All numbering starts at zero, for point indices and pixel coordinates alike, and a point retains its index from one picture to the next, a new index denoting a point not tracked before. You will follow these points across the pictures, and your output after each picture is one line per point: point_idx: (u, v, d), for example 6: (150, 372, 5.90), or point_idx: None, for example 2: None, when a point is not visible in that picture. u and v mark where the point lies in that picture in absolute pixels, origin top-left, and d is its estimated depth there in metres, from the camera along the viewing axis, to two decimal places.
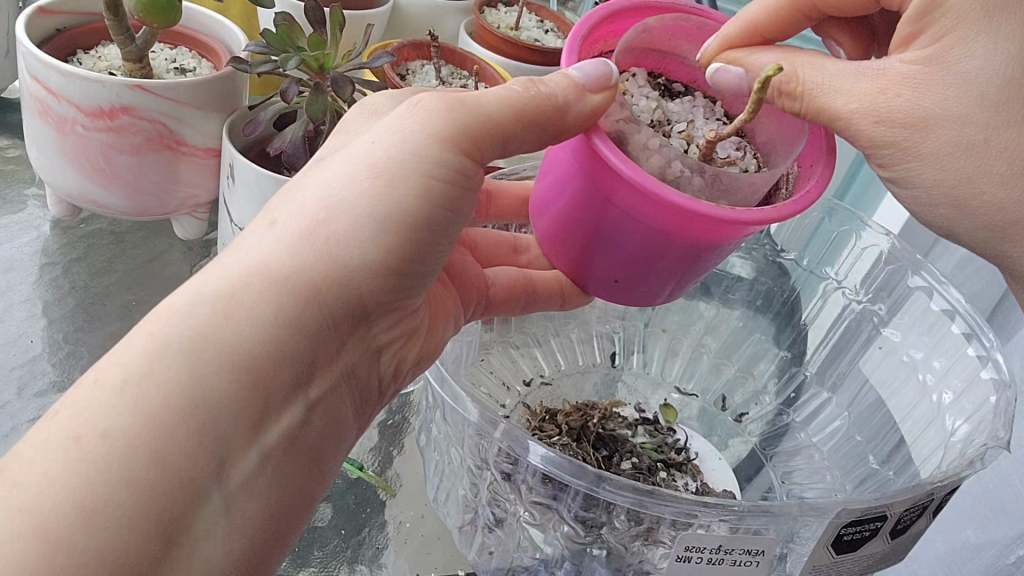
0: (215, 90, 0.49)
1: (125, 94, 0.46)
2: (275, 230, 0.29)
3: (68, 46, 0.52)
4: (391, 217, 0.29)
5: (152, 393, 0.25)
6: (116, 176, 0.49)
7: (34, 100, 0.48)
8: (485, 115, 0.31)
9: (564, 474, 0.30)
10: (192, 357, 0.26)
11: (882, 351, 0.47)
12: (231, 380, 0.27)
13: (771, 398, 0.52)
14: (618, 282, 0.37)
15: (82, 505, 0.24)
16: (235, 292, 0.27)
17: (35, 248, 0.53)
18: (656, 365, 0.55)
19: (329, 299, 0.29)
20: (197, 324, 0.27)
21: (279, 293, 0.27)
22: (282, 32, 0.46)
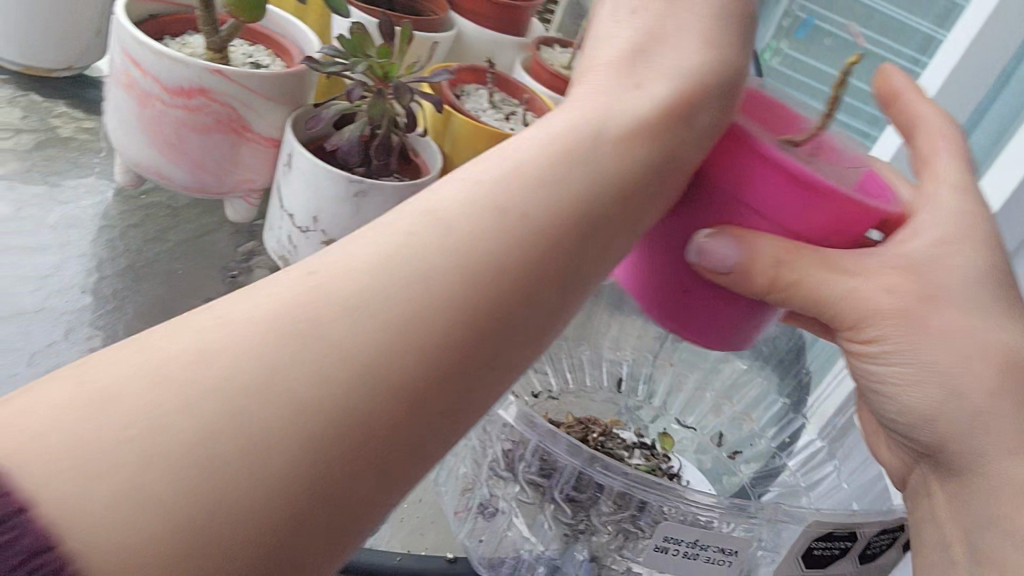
0: (285, 84, 0.53)
1: (204, 76, 0.50)
2: (522, 155, 0.31)
3: (157, 30, 0.57)
4: (618, 162, 0.32)
5: (376, 283, 0.26)
6: (182, 151, 0.53)
7: (121, 74, 0.52)
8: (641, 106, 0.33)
9: (563, 454, 0.34)
10: (456, 250, 0.28)
11: None
12: (458, 278, 0.27)
13: (766, 441, 0.53)
14: (687, 291, 0.39)
15: (348, 398, 0.24)
16: (473, 202, 0.29)
17: (97, 210, 0.56)
18: (660, 397, 0.57)
19: (580, 225, 0.30)
20: (438, 220, 0.29)
21: (529, 197, 0.29)
22: (354, 39, 0.50)
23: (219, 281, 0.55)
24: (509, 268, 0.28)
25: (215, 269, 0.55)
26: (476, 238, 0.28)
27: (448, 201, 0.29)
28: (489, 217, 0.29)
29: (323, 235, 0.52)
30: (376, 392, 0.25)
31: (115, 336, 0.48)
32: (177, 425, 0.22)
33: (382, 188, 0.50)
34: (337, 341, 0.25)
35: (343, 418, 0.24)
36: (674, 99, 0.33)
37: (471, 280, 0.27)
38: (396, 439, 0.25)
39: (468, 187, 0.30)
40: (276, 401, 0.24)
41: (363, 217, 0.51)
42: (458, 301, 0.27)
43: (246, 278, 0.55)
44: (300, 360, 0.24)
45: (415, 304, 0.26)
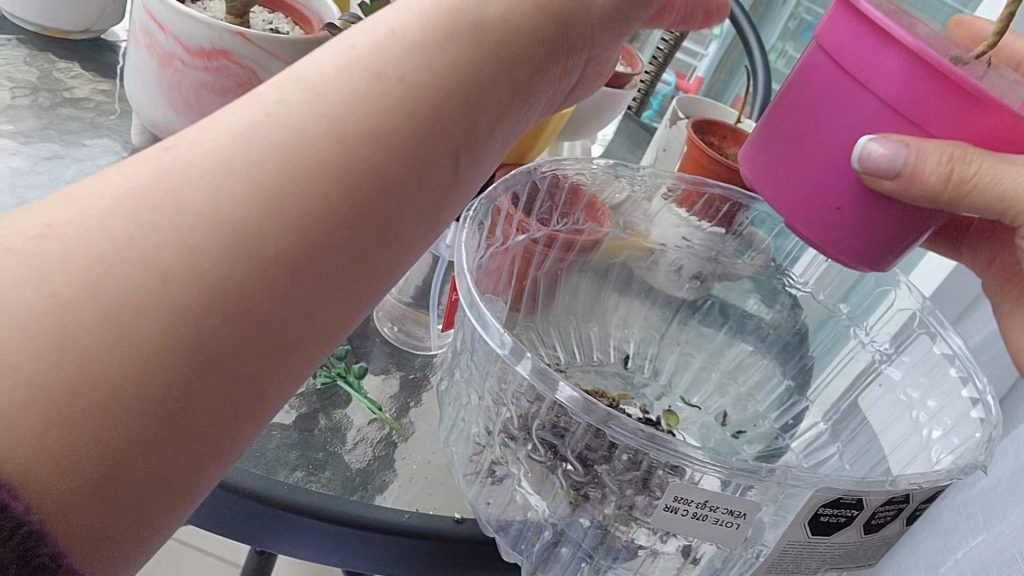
0: (305, 52, 0.53)
1: (226, 39, 0.50)
2: (440, 51, 0.31)
3: None
4: (429, 48, 0.32)
5: (233, 160, 0.28)
6: (199, 112, 0.53)
7: (143, 33, 0.53)
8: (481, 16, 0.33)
9: (578, 411, 0.34)
10: (327, 119, 0.29)
11: (882, 389, 0.50)
12: (326, 145, 0.29)
13: (769, 422, 0.54)
14: (840, 207, 0.41)
15: (164, 246, 0.26)
16: (350, 74, 0.30)
17: (113, 168, 0.57)
18: (665, 375, 0.57)
19: (420, 104, 0.31)
20: (297, 94, 0.30)
21: (448, 81, 0.31)
22: (376, 5, 0.51)
23: None
24: (409, 140, 0.30)
25: None
26: (340, 102, 0.30)
27: (307, 69, 0.31)
28: (345, 83, 0.30)
29: None
30: (268, 256, 0.27)
31: None
32: (115, 291, 0.25)
33: None
34: (187, 202, 0.27)
35: (193, 265, 0.26)
36: (549, 11, 0.36)
37: (379, 158, 0.30)
38: (264, 263, 0.27)
39: (353, 50, 0.31)
40: (157, 263, 0.25)
41: None
42: (347, 170, 0.29)
43: None
44: (177, 218, 0.26)
45: (325, 159, 0.29)
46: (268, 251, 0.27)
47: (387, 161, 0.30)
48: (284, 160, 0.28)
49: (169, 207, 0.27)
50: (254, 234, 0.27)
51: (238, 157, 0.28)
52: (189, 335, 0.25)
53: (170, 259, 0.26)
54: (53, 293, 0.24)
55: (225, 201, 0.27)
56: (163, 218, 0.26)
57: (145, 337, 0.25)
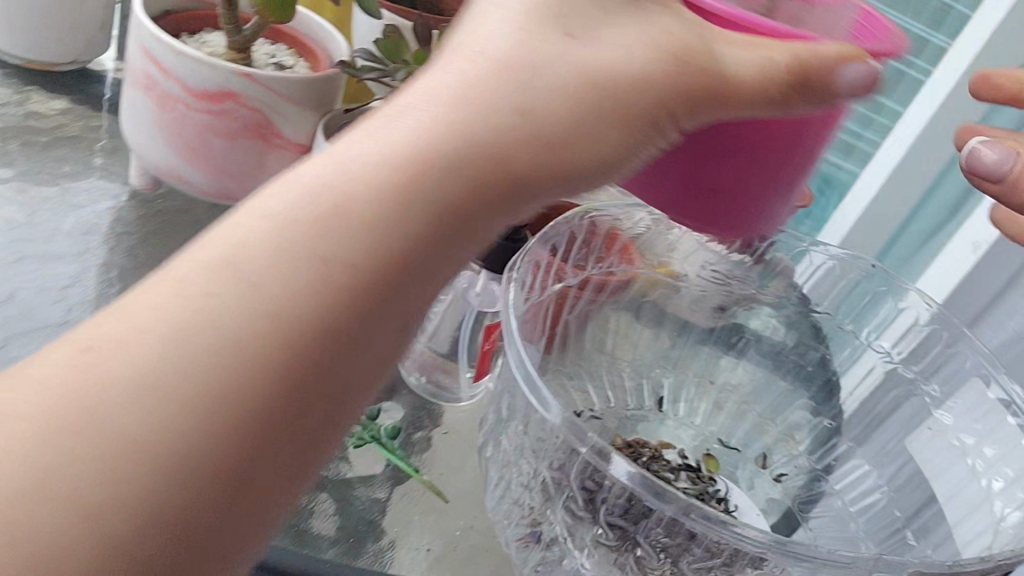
0: (315, 91, 0.50)
1: (232, 80, 0.47)
2: (560, 64, 0.29)
3: (175, 27, 0.54)
4: (405, 180, 0.27)
5: (294, 226, 0.26)
6: (205, 157, 0.51)
7: (140, 75, 0.50)
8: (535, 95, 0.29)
9: (647, 493, 0.32)
10: (352, 178, 0.27)
11: (932, 433, 0.48)
12: (180, 399, 0.23)
13: (809, 462, 0.53)
14: (758, 218, 0.38)
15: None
16: (446, 128, 0.28)
17: (113, 214, 0.53)
18: (701, 416, 0.56)
19: (419, 208, 0.27)
20: (353, 158, 0.27)
21: (558, 71, 0.29)
22: (392, 42, 0.49)
23: None
24: (395, 266, 0.27)
25: None
26: (489, 133, 0.28)
27: (352, 147, 0.28)
28: (428, 115, 0.28)
29: None
30: (279, 373, 0.24)
31: None
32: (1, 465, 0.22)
33: None
34: (202, 333, 0.24)
35: (219, 381, 0.24)
36: (457, 103, 0.28)
37: (370, 177, 0.27)
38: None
39: (450, 83, 0.29)
40: (135, 370, 0.23)
41: None
42: (373, 244, 0.26)
43: None
44: (187, 303, 0.25)
45: (363, 201, 0.26)
46: (285, 353, 0.24)
47: (378, 195, 0.26)
48: (321, 259, 0.25)
49: (197, 311, 0.24)
50: (285, 327, 0.25)
51: (194, 322, 0.24)
52: (199, 452, 0.23)
53: (111, 451, 0.22)
54: (52, 415, 0.23)
55: (207, 305, 0.24)
56: (185, 334, 0.24)
57: (167, 465, 0.22)
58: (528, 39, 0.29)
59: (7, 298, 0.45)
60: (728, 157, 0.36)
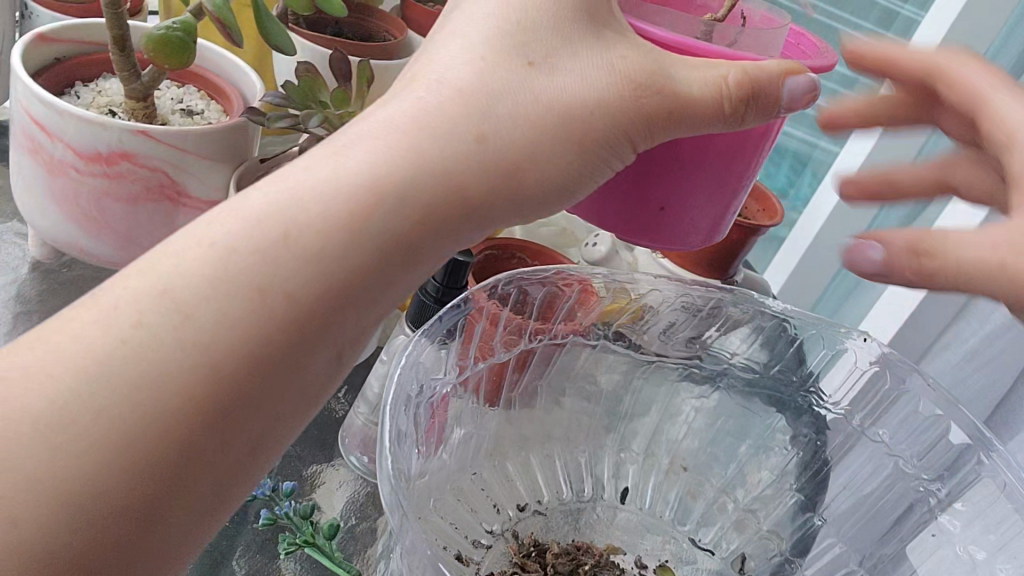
0: (225, 142, 0.45)
1: (127, 139, 0.42)
2: (509, 101, 0.31)
3: (67, 76, 0.48)
4: (305, 244, 0.27)
5: (238, 257, 0.27)
6: (105, 224, 0.45)
7: (24, 136, 0.44)
8: (471, 158, 0.29)
9: None
10: (381, 171, 0.28)
11: (935, 540, 0.40)
12: (177, 418, 0.25)
13: (783, 550, 0.45)
14: (663, 210, 0.38)
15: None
16: (404, 153, 0.29)
17: (10, 292, 0.48)
18: (668, 507, 0.47)
19: (272, 290, 0.27)
20: (295, 197, 0.28)
21: (520, 134, 0.30)
22: (305, 84, 0.43)
23: None
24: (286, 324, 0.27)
25: None
26: (458, 162, 0.29)
27: (304, 174, 0.29)
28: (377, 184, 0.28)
29: None
30: (192, 399, 0.25)
31: None
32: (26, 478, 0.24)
33: None
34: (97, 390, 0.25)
35: (185, 388, 0.25)
36: (364, 187, 0.28)
37: (394, 225, 0.28)
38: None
39: (407, 111, 0.30)
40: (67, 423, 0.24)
41: None
42: (318, 272, 0.27)
43: None
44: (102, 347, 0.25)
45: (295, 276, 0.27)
46: (212, 384, 0.26)
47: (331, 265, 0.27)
48: (262, 291, 0.27)
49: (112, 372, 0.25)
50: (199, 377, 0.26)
51: (170, 338, 0.26)
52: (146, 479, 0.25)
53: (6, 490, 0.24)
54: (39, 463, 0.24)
55: (131, 337, 0.25)
56: (109, 376, 0.25)
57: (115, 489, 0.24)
58: (465, 113, 0.30)
59: None
60: (688, 173, 0.37)
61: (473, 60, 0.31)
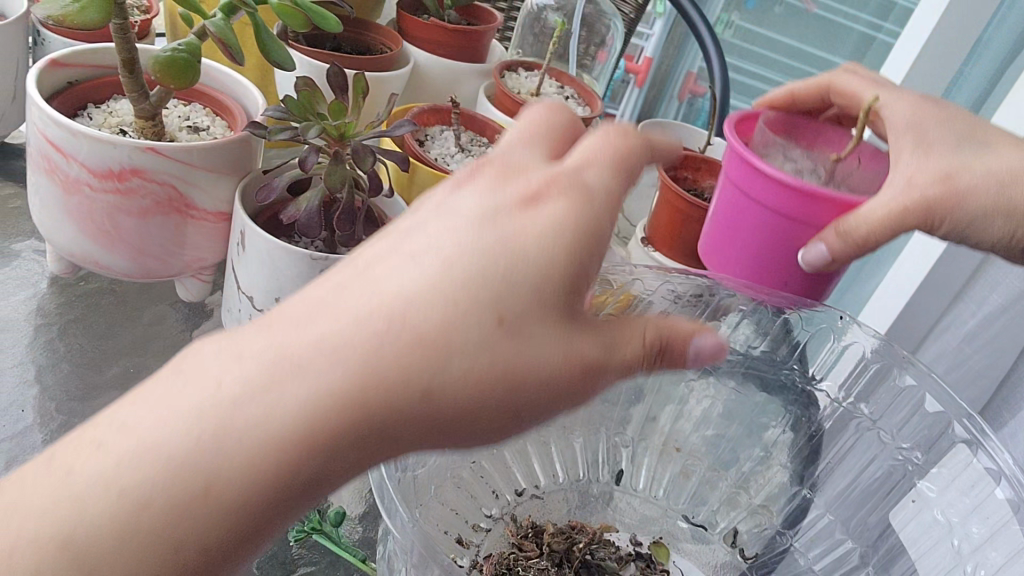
0: (229, 154, 0.47)
1: (135, 156, 0.44)
2: (518, 226, 0.28)
3: (79, 99, 0.51)
4: (401, 302, 0.26)
5: (335, 314, 0.26)
6: (119, 238, 0.48)
7: (40, 157, 0.46)
8: (518, 252, 0.27)
9: None
10: (430, 272, 0.27)
11: (914, 506, 0.42)
12: (245, 457, 0.25)
13: (771, 519, 0.47)
14: (784, 283, 0.47)
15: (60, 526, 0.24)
16: (460, 256, 0.27)
17: (31, 306, 0.50)
18: (661, 485, 0.50)
19: (377, 345, 0.26)
20: (382, 290, 0.27)
21: (534, 254, 0.27)
22: (303, 98, 0.45)
23: None
24: (373, 375, 0.25)
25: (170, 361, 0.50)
26: (485, 272, 0.27)
27: (393, 249, 0.28)
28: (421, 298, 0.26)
29: None
30: (276, 441, 0.25)
31: None
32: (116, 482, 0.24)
33: None
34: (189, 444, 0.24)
35: (301, 432, 0.25)
36: (456, 254, 0.27)
37: (553, 365, 0.27)
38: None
39: (455, 230, 0.29)
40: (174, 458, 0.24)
41: None
42: (415, 337, 0.26)
43: None
44: (200, 403, 0.25)
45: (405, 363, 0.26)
46: (293, 433, 0.25)
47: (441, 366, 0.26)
48: (362, 345, 0.26)
49: (219, 432, 0.24)
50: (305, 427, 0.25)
51: (245, 386, 0.25)
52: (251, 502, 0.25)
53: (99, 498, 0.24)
54: (150, 483, 0.24)
55: (228, 380, 0.26)
56: (207, 410, 0.25)
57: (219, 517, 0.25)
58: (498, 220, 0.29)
59: None
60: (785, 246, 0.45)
61: (482, 196, 0.30)
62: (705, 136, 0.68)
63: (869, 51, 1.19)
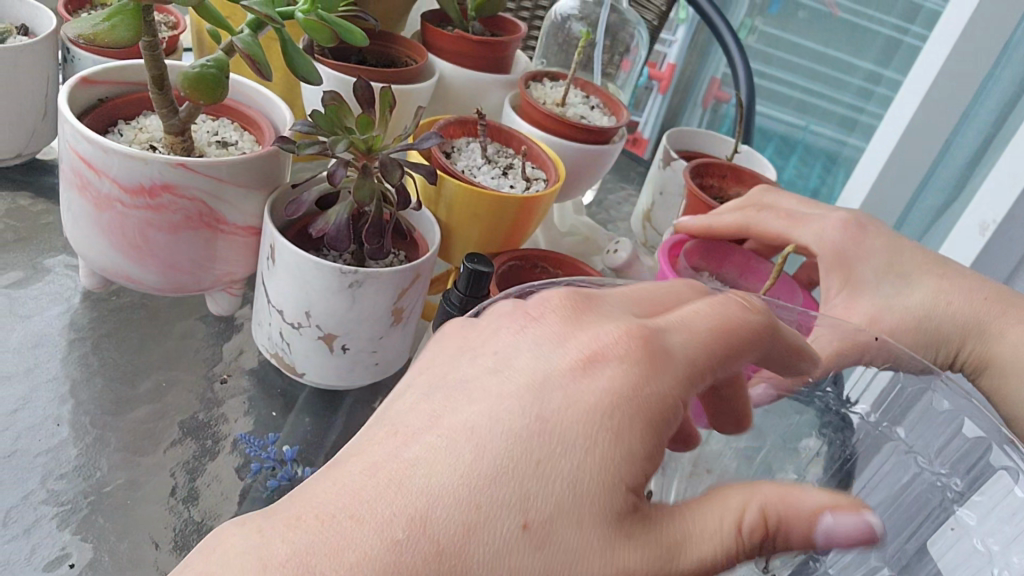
0: (257, 169, 0.47)
1: (166, 172, 0.44)
2: (584, 384, 0.29)
3: (109, 116, 0.51)
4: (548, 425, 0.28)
5: (505, 436, 0.27)
6: (150, 253, 0.48)
7: (73, 174, 0.47)
8: (585, 404, 0.28)
9: None
10: (561, 410, 0.28)
11: (954, 533, 0.37)
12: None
13: None
14: None
15: None
16: (577, 404, 0.28)
17: (65, 321, 0.51)
18: None
19: (540, 463, 0.27)
20: (542, 414, 0.28)
21: (583, 425, 0.27)
22: (331, 112, 0.45)
23: (206, 389, 0.50)
24: (501, 495, 0.26)
25: (200, 375, 0.50)
26: (607, 448, 0.27)
27: (517, 370, 0.30)
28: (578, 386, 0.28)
29: (318, 331, 0.46)
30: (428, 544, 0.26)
31: (98, 475, 0.43)
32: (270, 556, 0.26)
33: (378, 275, 0.44)
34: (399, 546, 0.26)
35: (457, 550, 0.26)
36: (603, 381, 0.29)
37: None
38: None
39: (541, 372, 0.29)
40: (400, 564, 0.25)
41: (361, 312, 0.46)
42: (549, 468, 0.27)
43: (235, 382, 0.51)
44: (357, 526, 0.26)
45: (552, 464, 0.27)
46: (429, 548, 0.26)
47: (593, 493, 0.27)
48: (489, 482, 0.26)
49: (411, 536, 0.26)
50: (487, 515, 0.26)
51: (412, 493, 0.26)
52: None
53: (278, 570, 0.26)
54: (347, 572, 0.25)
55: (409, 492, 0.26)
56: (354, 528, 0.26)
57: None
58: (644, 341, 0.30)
59: None
60: None
61: (569, 349, 0.30)
62: (732, 143, 0.68)
63: (897, 55, 1.18)
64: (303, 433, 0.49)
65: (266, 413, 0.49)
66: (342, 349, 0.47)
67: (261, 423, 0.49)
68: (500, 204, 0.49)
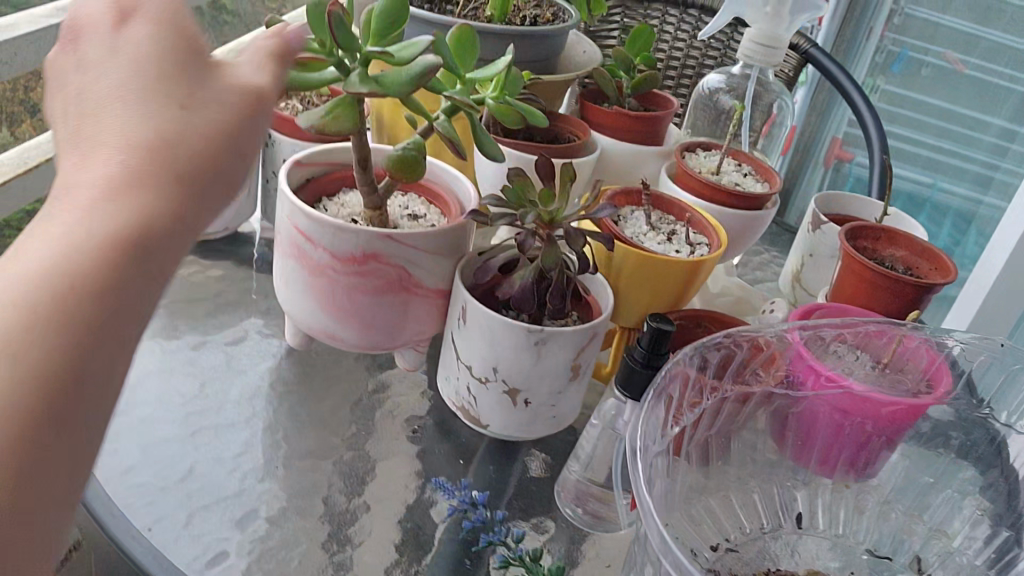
0: (451, 239, 0.53)
1: (374, 242, 0.50)
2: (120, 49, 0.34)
3: (316, 193, 0.58)
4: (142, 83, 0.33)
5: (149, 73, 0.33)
6: (353, 315, 0.54)
7: (291, 246, 0.53)
8: (183, 135, 0.32)
9: None
10: (153, 123, 0.32)
11: None
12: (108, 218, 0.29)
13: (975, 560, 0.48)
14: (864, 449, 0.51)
15: (26, 315, 0.27)
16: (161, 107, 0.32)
17: (273, 376, 0.57)
18: (842, 524, 0.51)
19: (174, 150, 0.32)
20: (186, 128, 0.32)
21: (222, 111, 0.34)
22: (518, 185, 0.50)
23: (395, 437, 0.54)
24: (139, 144, 0.31)
25: (394, 425, 0.55)
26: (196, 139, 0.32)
27: (180, 117, 0.32)
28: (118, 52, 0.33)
29: (504, 385, 0.50)
30: (136, 191, 0.30)
31: (313, 514, 0.48)
32: (27, 262, 0.28)
33: (561, 334, 0.48)
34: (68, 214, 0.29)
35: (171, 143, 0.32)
36: (247, 104, 0.35)
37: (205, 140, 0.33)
38: (60, 318, 0.27)
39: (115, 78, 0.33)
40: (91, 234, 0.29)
41: (544, 366, 0.50)
42: (181, 110, 0.33)
43: (425, 432, 0.55)
44: (130, 142, 0.31)
45: (165, 233, 0.31)
46: (174, 171, 0.31)
47: (104, 263, 0.29)
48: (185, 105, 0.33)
49: (133, 148, 0.31)
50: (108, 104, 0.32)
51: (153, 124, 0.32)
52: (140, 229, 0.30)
53: (29, 290, 0.27)
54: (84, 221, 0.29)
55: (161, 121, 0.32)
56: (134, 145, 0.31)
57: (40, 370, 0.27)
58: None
59: (188, 473, 0.49)
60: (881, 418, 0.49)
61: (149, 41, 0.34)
62: (880, 206, 0.69)
63: None
64: (487, 479, 0.52)
65: (454, 461, 0.53)
66: (525, 403, 0.51)
67: (450, 469, 0.52)
68: (671, 269, 0.53)
